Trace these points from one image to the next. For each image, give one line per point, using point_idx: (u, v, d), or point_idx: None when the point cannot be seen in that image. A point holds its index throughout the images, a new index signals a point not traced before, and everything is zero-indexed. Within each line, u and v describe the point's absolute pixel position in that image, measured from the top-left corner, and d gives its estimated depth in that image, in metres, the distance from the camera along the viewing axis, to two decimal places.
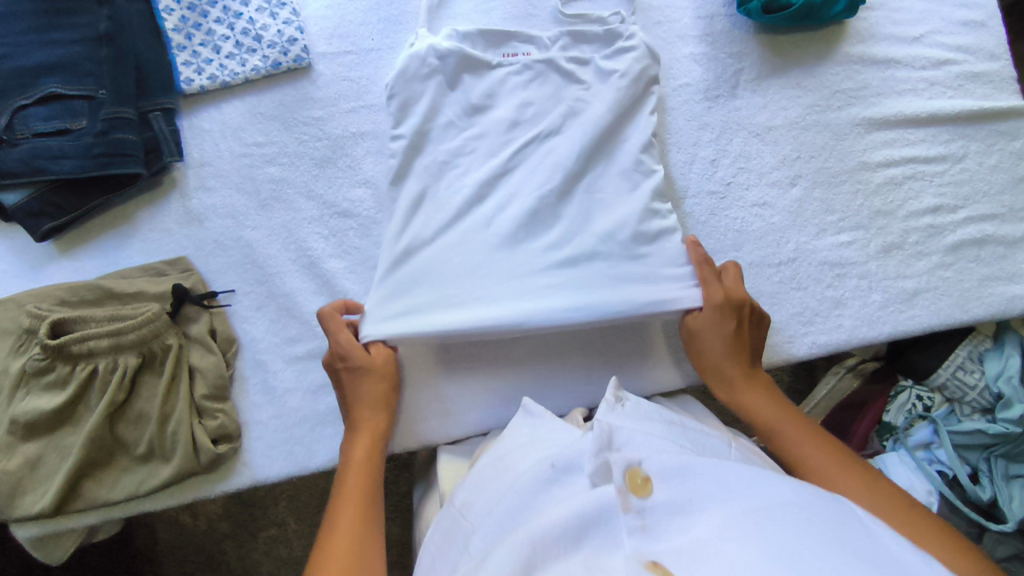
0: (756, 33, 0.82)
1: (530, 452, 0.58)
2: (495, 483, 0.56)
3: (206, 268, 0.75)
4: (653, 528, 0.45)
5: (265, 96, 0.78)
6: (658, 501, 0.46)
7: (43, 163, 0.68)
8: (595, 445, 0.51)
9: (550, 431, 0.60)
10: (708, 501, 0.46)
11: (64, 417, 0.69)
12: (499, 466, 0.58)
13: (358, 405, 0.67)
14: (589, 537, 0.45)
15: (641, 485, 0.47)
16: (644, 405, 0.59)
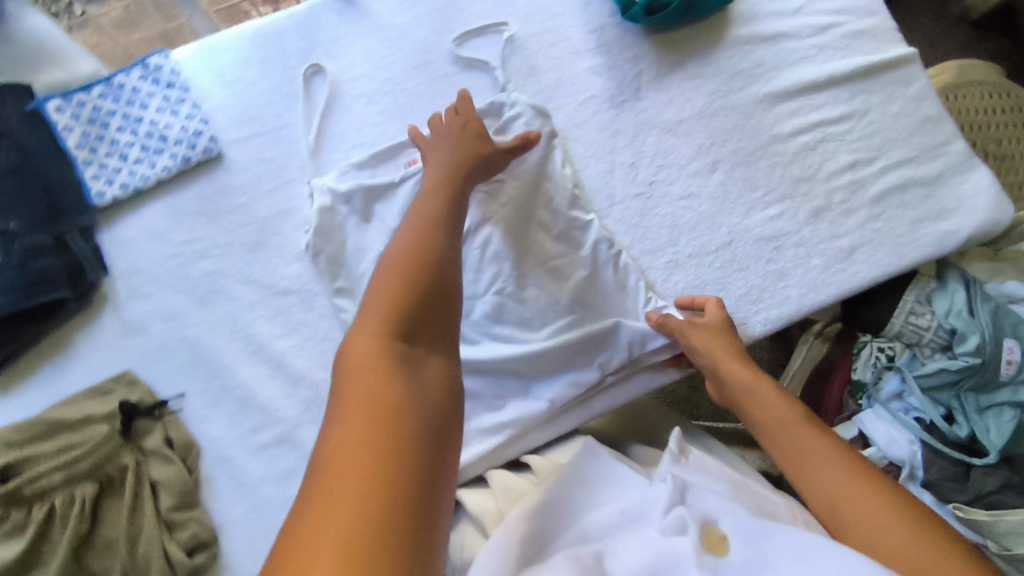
0: (647, 34, 0.84)
1: (595, 502, 0.57)
2: (553, 533, 0.53)
3: (153, 376, 0.73)
4: None
5: (182, 193, 0.78)
6: (732, 562, 0.48)
7: None
8: (670, 492, 0.52)
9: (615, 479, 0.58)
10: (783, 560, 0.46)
11: (25, 566, 0.65)
12: (555, 511, 0.55)
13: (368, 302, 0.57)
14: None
15: (717, 544, 0.49)
16: (707, 458, 0.60)
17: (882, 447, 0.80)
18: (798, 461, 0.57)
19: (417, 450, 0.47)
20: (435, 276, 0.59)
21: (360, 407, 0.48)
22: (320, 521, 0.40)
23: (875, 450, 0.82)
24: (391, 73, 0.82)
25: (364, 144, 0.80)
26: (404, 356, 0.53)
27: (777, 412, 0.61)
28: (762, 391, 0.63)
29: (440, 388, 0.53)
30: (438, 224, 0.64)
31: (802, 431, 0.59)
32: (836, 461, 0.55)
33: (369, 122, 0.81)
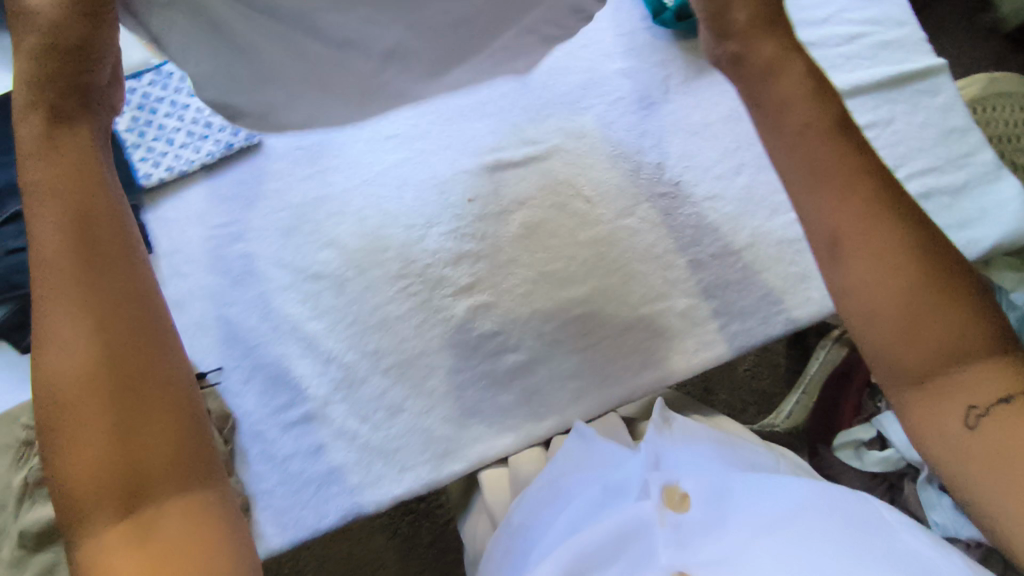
0: (676, 38, 0.86)
1: (584, 470, 0.61)
2: (550, 505, 0.59)
3: (191, 351, 0.77)
4: (687, 542, 0.53)
5: (223, 177, 0.81)
6: (695, 521, 0.54)
7: (22, 279, 0.71)
8: (642, 463, 0.57)
9: (602, 451, 0.62)
10: (742, 516, 0.53)
11: None
12: (552, 492, 0.59)
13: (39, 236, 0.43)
14: (629, 550, 0.53)
15: (678, 501, 0.55)
16: (691, 426, 0.62)
17: (899, 448, 0.79)
18: (881, 307, 0.47)
19: (142, 453, 0.41)
20: (93, 201, 0.44)
21: (93, 461, 0.41)
22: (105, 566, 0.41)
23: (893, 451, 0.81)
24: None
25: (399, 136, 0.83)
26: (128, 359, 0.42)
27: (859, 227, 0.48)
28: (835, 203, 0.49)
29: (176, 519, 0.42)
30: (88, 316, 0.42)
31: (893, 253, 0.48)
32: (928, 300, 0.47)
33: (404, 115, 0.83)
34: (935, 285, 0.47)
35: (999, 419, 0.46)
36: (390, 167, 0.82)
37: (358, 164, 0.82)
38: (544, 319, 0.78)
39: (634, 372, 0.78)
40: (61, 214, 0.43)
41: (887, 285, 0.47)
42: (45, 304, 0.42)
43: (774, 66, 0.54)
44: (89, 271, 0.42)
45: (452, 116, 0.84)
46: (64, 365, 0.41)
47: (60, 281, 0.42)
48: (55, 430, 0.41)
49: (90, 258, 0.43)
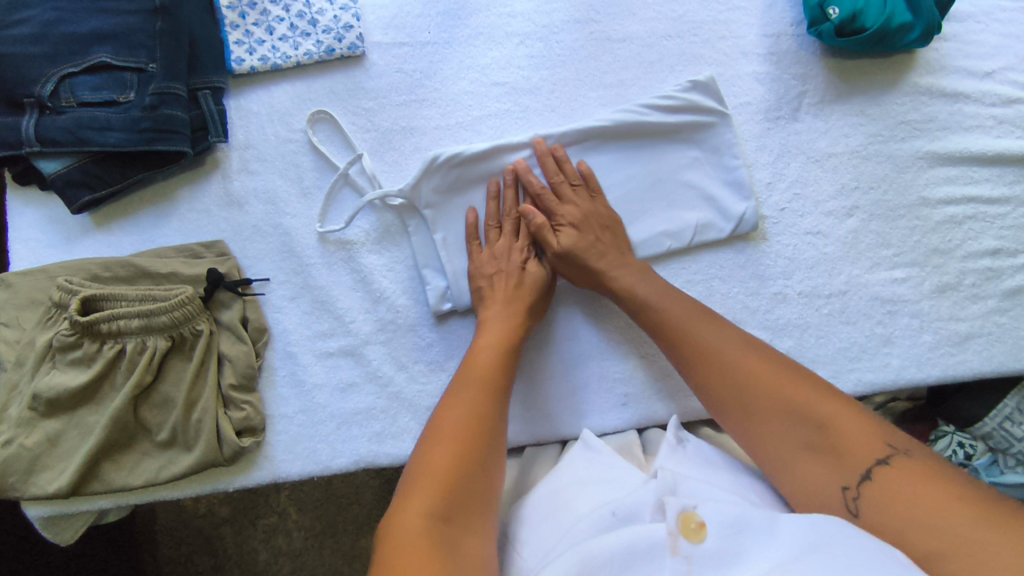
0: (824, 55, 0.79)
1: (590, 493, 0.55)
2: (550, 519, 0.55)
3: (242, 254, 0.73)
4: (699, 574, 0.46)
5: (316, 81, 0.76)
6: (709, 550, 0.47)
7: (87, 134, 0.66)
8: (657, 488, 0.52)
9: (612, 469, 0.58)
10: (763, 553, 0.46)
11: (86, 395, 0.67)
12: (554, 501, 0.56)
13: (472, 364, 0.63)
14: (636, 573, 0.47)
15: (694, 530, 0.48)
16: (707, 454, 0.59)
17: None
18: (737, 384, 0.58)
19: (462, 486, 0.52)
20: (506, 371, 0.64)
21: (446, 451, 0.54)
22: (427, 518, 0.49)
23: None
24: (552, 21, 0.78)
25: (506, 85, 0.77)
26: (485, 399, 0.60)
27: (682, 318, 0.65)
28: (711, 341, 0.62)
29: (443, 475, 0.52)
30: (515, 315, 0.68)
31: (746, 370, 0.58)
32: (810, 411, 0.54)
33: (516, 63, 0.77)
34: (740, 344, 0.61)
35: (870, 494, 0.49)
36: (490, 116, 0.76)
37: (457, 103, 0.76)
38: (609, 314, 0.74)
39: (688, 393, 0.73)
40: (505, 370, 0.64)
41: (717, 355, 0.61)
42: (451, 396, 0.60)
43: (622, 290, 0.69)
44: (502, 385, 0.62)
45: (566, 77, 0.78)
46: (453, 429, 0.56)
47: (477, 391, 0.60)
48: (412, 493, 0.51)
49: (506, 375, 0.63)
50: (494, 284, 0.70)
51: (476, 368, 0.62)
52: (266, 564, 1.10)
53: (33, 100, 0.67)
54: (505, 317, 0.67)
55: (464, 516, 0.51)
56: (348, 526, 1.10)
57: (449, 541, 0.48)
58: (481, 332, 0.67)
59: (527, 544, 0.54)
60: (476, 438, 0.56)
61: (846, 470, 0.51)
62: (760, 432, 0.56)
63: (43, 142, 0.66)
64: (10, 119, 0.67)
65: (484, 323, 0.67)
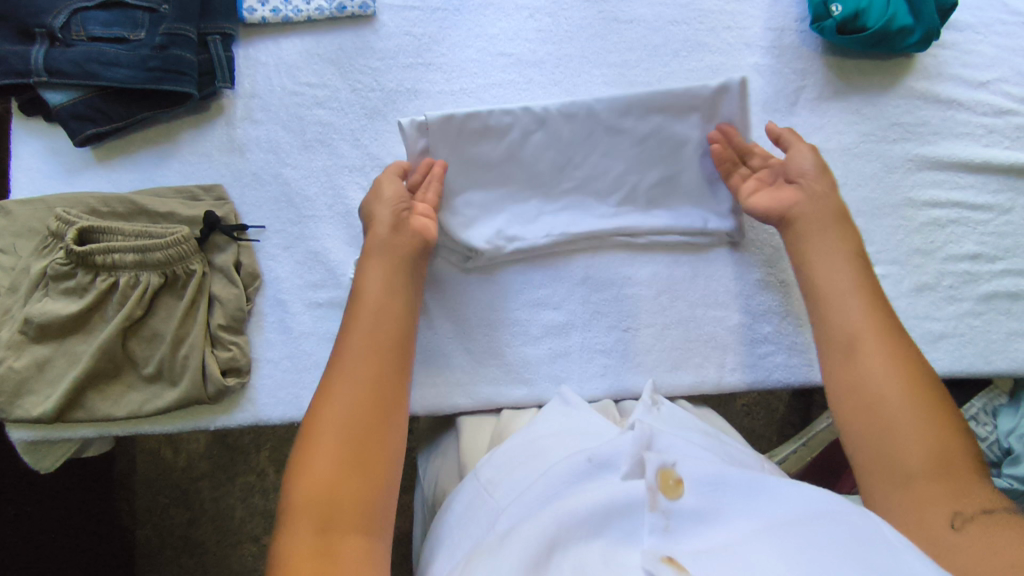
0: (825, 52, 0.81)
1: (567, 443, 0.58)
2: (523, 465, 0.57)
3: (240, 200, 0.74)
4: (676, 530, 0.49)
5: (325, 37, 0.77)
6: (688, 506, 0.49)
7: (96, 68, 0.67)
8: (635, 440, 0.52)
9: (588, 423, 0.60)
10: (739, 513, 0.49)
11: (76, 325, 0.68)
12: (528, 452, 0.58)
13: (354, 326, 0.62)
14: (612, 526, 0.50)
15: (672, 486, 0.50)
16: (680, 413, 0.61)
17: None
18: (857, 393, 0.59)
19: (353, 482, 0.54)
20: (384, 330, 0.63)
21: (329, 449, 0.55)
22: (311, 536, 0.51)
23: None
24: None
25: (512, 56, 0.78)
26: (374, 360, 0.61)
27: (866, 339, 0.61)
28: (879, 382, 0.58)
29: (326, 470, 0.54)
30: (396, 271, 0.67)
31: (921, 415, 0.56)
32: (951, 465, 0.53)
33: (524, 36, 0.79)
34: (911, 361, 0.59)
35: (976, 531, 0.49)
36: (493, 85, 0.78)
37: (463, 70, 0.78)
38: (595, 287, 0.76)
39: (666, 369, 0.75)
40: (379, 325, 0.63)
41: (875, 364, 0.59)
42: (333, 378, 0.60)
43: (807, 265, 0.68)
44: (378, 345, 0.62)
45: (572, 54, 0.79)
46: (332, 418, 0.57)
47: (359, 359, 0.60)
48: (297, 509, 0.52)
49: (380, 333, 0.62)
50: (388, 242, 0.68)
51: (361, 324, 0.63)
52: (241, 521, 1.12)
53: (44, 31, 0.68)
54: (384, 273, 0.66)
55: (350, 517, 0.52)
56: None
57: (332, 550, 0.50)
58: (359, 285, 0.66)
59: (499, 485, 0.56)
60: (352, 468, 0.54)
61: (956, 497, 0.52)
62: (880, 438, 0.56)
63: (51, 73, 0.67)
64: (19, 47, 0.67)
65: (355, 298, 0.65)
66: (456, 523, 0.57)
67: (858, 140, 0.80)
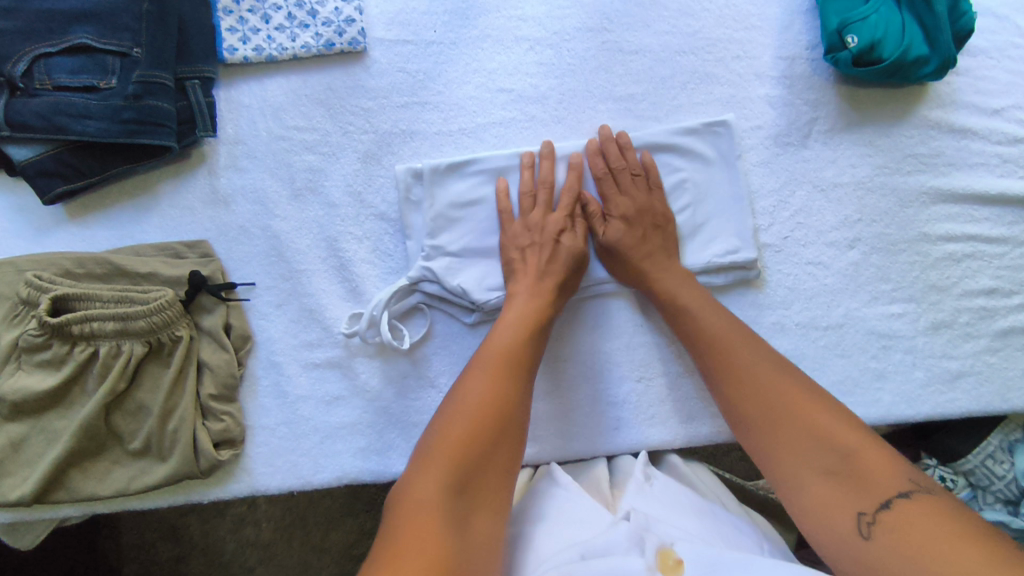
0: (837, 81, 0.78)
1: (559, 531, 0.53)
2: (516, 560, 0.52)
3: (227, 255, 0.69)
4: None
5: (313, 76, 0.72)
6: None
7: (64, 122, 0.62)
8: (631, 526, 0.50)
9: (577, 504, 0.56)
10: None
11: (53, 399, 0.63)
12: (519, 544, 0.53)
13: (491, 348, 0.61)
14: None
15: (672, 567, 0.48)
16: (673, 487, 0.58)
17: None
18: (761, 415, 0.59)
19: (487, 474, 0.54)
20: (540, 342, 0.64)
21: (464, 415, 0.56)
22: (427, 504, 0.50)
23: None
24: (563, 28, 0.75)
25: (513, 92, 0.74)
26: (511, 352, 0.61)
27: (740, 346, 0.63)
28: (755, 369, 0.61)
29: (460, 446, 0.54)
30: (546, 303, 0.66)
31: (799, 408, 0.57)
32: (790, 409, 0.58)
33: (524, 70, 0.74)
34: (794, 376, 0.61)
35: (892, 521, 0.49)
36: (494, 124, 0.73)
37: (461, 108, 0.73)
38: (607, 336, 0.73)
39: (682, 420, 0.72)
40: (534, 309, 0.65)
41: (756, 377, 0.61)
42: (468, 370, 0.61)
43: (656, 282, 0.68)
44: (535, 338, 0.63)
45: (577, 87, 0.75)
46: (474, 399, 0.57)
47: (495, 351, 0.61)
48: (418, 472, 0.53)
49: (540, 325, 0.64)
50: (525, 258, 0.68)
51: (501, 342, 0.62)
52: (233, 554, 1.07)
53: (3, 80, 0.62)
54: (534, 296, 0.66)
55: (479, 496, 0.53)
56: (318, 519, 1.07)
57: (458, 521, 0.50)
58: (510, 304, 0.65)
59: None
60: (484, 449, 0.54)
61: (863, 495, 0.51)
62: (789, 471, 0.56)
63: (14, 127, 0.61)
64: None
65: (512, 297, 0.66)
66: None
67: (871, 172, 0.77)
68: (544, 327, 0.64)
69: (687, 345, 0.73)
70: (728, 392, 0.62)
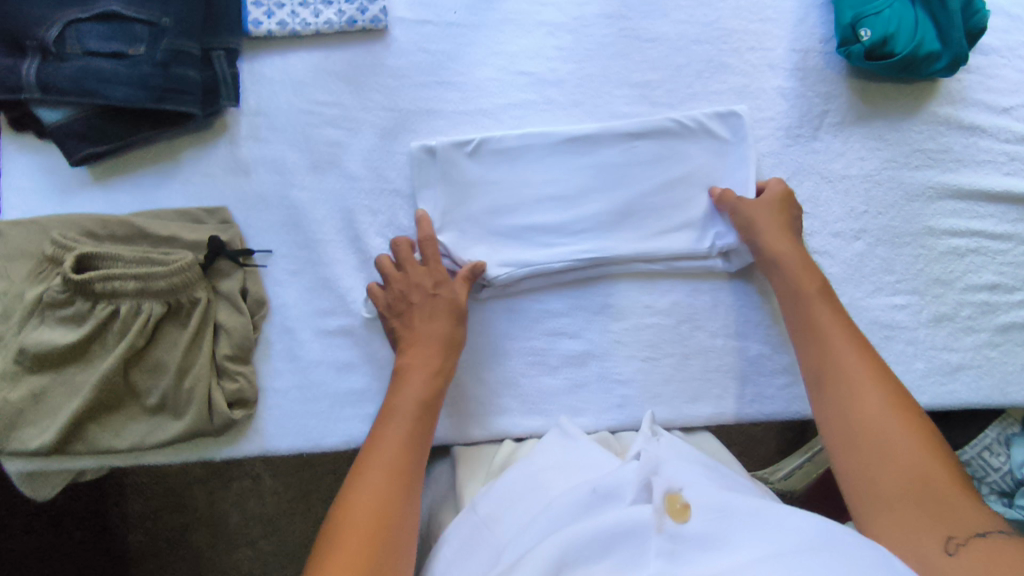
0: (849, 75, 0.79)
1: (568, 476, 0.58)
2: (525, 502, 0.57)
3: (246, 223, 0.71)
4: (681, 555, 0.48)
5: (335, 52, 0.73)
6: (693, 530, 0.49)
7: (93, 87, 0.64)
8: (641, 469, 0.53)
9: (584, 454, 0.60)
10: (748, 539, 0.48)
11: (74, 354, 0.65)
12: (531, 485, 0.58)
13: (401, 370, 0.64)
14: (617, 549, 0.49)
15: (678, 511, 0.50)
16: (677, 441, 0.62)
17: None
18: (857, 421, 0.59)
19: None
20: (426, 425, 0.61)
21: (354, 518, 0.53)
22: None
23: None
24: (581, 14, 0.77)
25: (530, 75, 0.75)
26: (409, 441, 0.59)
27: (848, 363, 0.62)
28: (863, 399, 0.60)
29: (348, 557, 0.50)
30: (438, 369, 0.65)
31: (910, 445, 0.56)
32: (921, 466, 0.54)
33: (542, 53, 0.76)
34: (890, 391, 0.60)
35: (972, 549, 0.50)
36: (510, 105, 0.75)
37: (478, 88, 0.75)
38: (614, 316, 0.74)
39: (683, 400, 0.74)
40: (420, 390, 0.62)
41: (862, 394, 0.60)
42: (359, 464, 0.57)
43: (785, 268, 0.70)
44: (421, 417, 0.61)
45: (593, 72, 0.76)
46: (360, 496, 0.54)
47: (386, 436, 0.59)
48: None
49: (429, 405, 0.62)
50: (410, 322, 0.67)
51: (390, 420, 0.60)
52: (237, 525, 1.10)
53: (35, 44, 0.63)
54: (422, 373, 0.63)
55: None
56: (322, 495, 1.10)
57: None
58: (398, 387, 0.63)
59: (501, 521, 0.56)
60: (371, 554, 0.51)
61: (944, 522, 0.52)
62: (874, 476, 0.56)
63: (46, 90, 0.63)
64: (10, 61, 0.63)
65: (398, 377, 0.64)
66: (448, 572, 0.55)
67: (880, 166, 0.78)
68: (424, 406, 0.62)
69: (691, 328, 0.75)
70: (828, 390, 0.62)
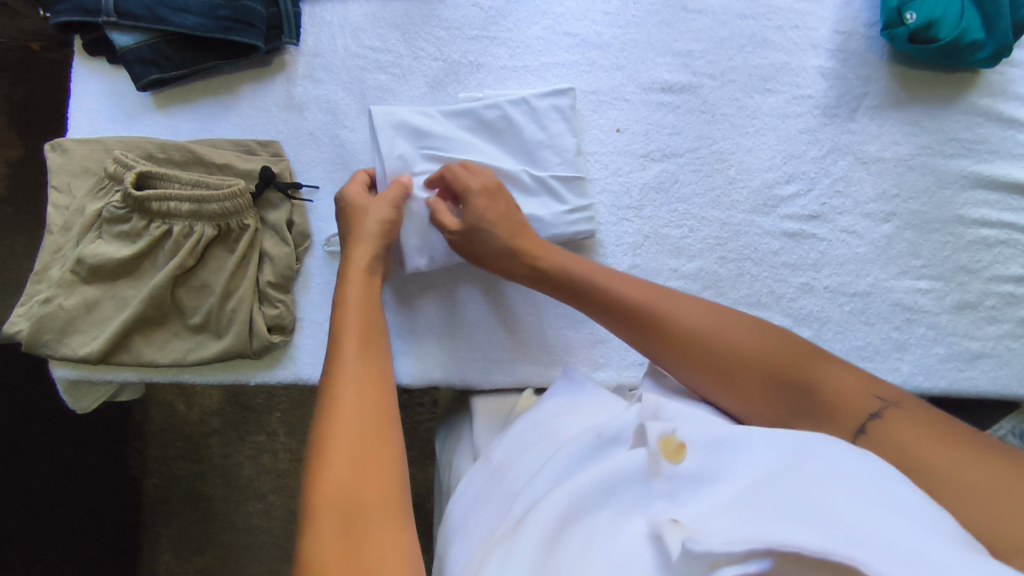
0: (890, 61, 0.80)
1: (576, 423, 0.58)
2: (534, 449, 0.57)
3: (296, 159, 0.74)
4: (680, 494, 0.46)
5: (392, 2, 0.76)
6: (689, 469, 0.46)
7: (165, 14, 0.67)
8: (639, 414, 0.53)
9: (594, 404, 0.61)
10: (741, 470, 0.47)
11: (127, 269, 0.68)
12: (539, 435, 0.58)
13: (357, 286, 0.63)
14: (618, 496, 0.47)
15: (674, 451, 0.47)
16: (686, 390, 0.61)
17: None
18: (712, 360, 0.58)
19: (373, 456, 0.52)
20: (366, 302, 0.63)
21: (346, 411, 0.54)
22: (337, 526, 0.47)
23: None
24: None
25: (578, 37, 0.78)
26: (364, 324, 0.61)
27: (668, 307, 0.61)
28: (710, 337, 0.59)
29: (346, 444, 0.52)
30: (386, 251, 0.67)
31: (765, 362, 0.56)
32: (781, 375, 0.56)
33: (591, 17, 0.78)
34: (729, 326, 0.59)
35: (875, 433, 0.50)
36: (556, 65, 0.77)
37: (527, 47, 0.77)
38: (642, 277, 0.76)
39: None
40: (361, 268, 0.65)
41: (712, 340, 0.58)
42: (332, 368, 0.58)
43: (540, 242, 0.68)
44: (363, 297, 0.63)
45: (638, 39, 0.78)
46: (347, 391, 0.55)
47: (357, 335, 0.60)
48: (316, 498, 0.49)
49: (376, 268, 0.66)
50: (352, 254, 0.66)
51: (358, 316, 0.62)
52: (249, 479, 1.13)
53: None
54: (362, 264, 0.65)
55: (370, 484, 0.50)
56: None
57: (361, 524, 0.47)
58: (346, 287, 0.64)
59: (512, 467, 0.56)
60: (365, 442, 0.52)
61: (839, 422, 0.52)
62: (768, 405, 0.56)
63: (120, 14, 0.66)
64: None
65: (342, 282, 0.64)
66: (467, 518, 0.56)
67: (914, 151, 0.80)
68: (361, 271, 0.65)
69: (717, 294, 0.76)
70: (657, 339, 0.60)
